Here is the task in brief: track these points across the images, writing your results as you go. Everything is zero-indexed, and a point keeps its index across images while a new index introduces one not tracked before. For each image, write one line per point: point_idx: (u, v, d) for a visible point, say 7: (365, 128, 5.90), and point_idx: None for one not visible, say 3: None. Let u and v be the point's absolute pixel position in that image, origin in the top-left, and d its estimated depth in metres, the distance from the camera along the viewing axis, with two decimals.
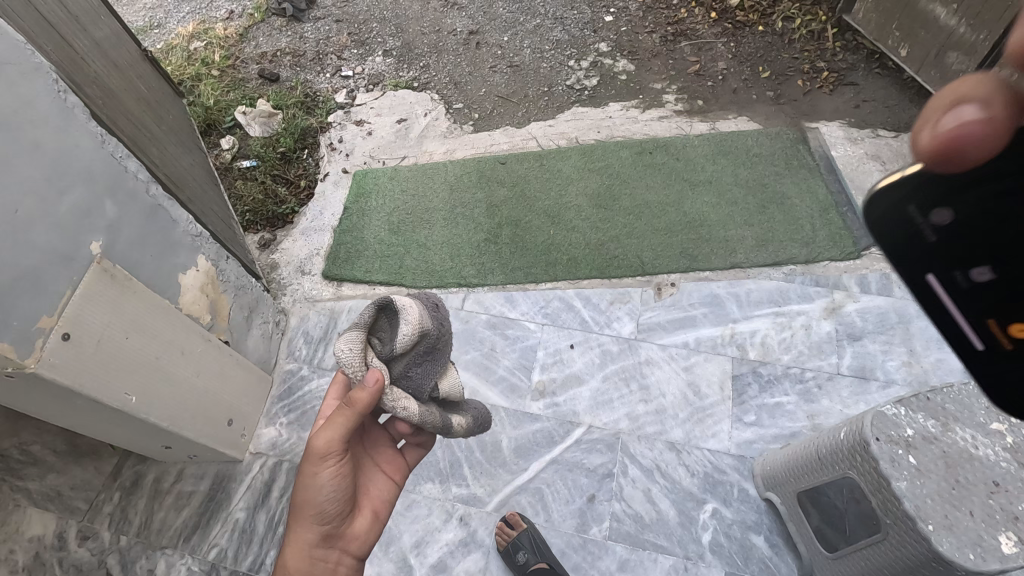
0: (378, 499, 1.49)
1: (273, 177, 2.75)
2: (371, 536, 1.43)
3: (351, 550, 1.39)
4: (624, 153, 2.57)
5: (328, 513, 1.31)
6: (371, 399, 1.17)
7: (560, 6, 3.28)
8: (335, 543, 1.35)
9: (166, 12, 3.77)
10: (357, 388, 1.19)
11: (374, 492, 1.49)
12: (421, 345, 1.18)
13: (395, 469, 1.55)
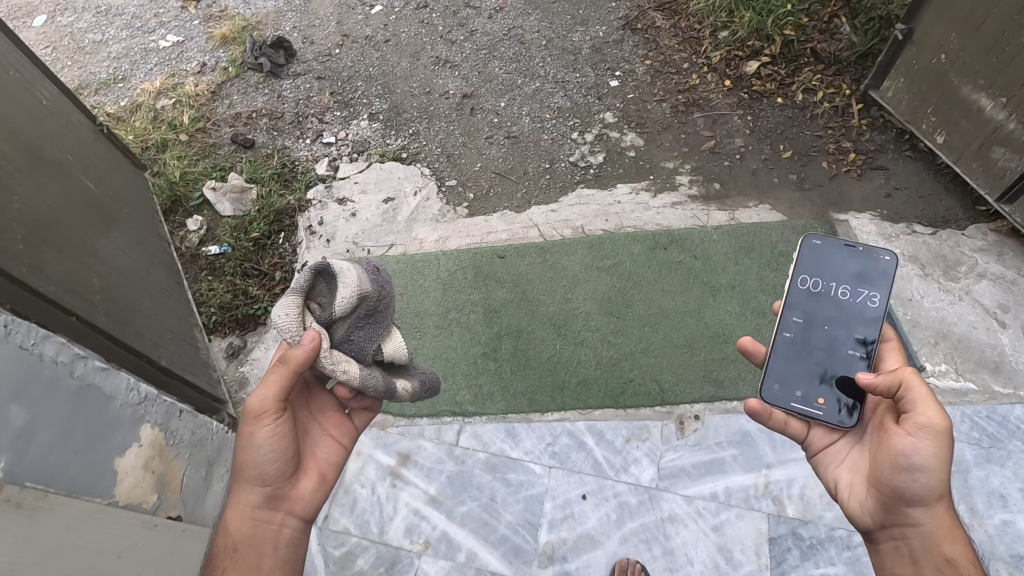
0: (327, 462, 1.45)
1: (244, 267, 2.49)
2: (316, 497, 1.40)
3: (295, 512, 1.36)
4: (636, 248, 2.32)
5: (267, 474, 1.30)
6: (308, 358, 1.20)
7: (560, 67, 3.04)
8: (278, 505, 1.34)
9: (133, 64, 3.49)
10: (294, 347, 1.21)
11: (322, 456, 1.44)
12: (361, 310, 1.23)
13: (345, 432, 1.49)
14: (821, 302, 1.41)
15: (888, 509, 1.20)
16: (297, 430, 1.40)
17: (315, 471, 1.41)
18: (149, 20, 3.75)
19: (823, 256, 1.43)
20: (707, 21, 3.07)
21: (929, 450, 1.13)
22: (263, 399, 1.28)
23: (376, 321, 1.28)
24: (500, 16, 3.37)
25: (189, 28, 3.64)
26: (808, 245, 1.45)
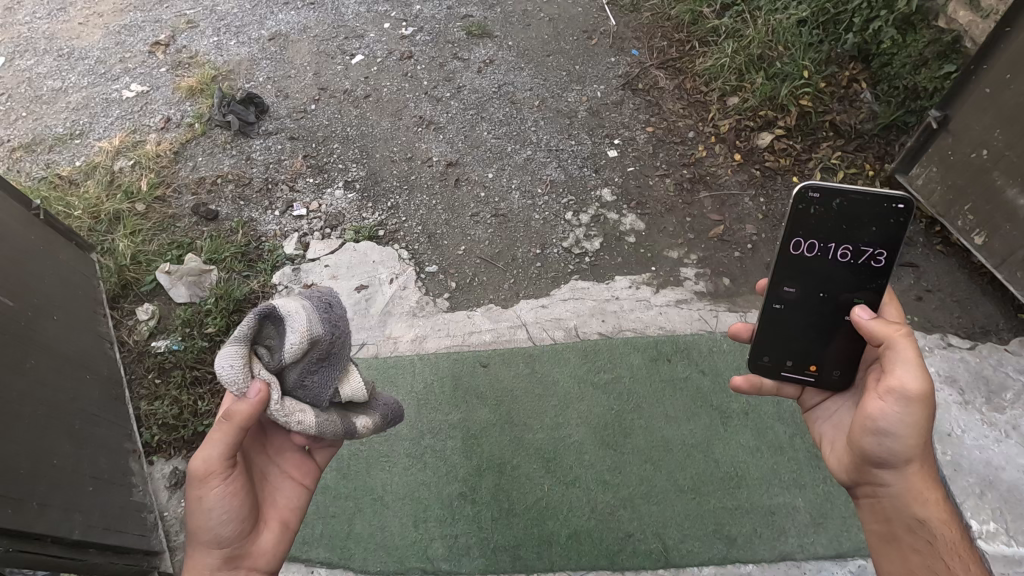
0: (289, 510, 1.41)
1: (196, 370, 2.20)
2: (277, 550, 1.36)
3: (259, 566, 1.32)
4: (636, 358, 2.05)
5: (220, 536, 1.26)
6: (253, 410, 1.18)
7: (554, 133, 2.79)
8: (239, 562, 1.30)
9: (92, 117, 3.22)
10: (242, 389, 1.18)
11: (283, 503, 1.41)
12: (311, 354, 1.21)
13: (305, 474, 1.46)
14: (817, 262, 1.37)
15: (862, 472, 1.33)
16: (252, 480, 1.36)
17: (277, 520, 1.38)
18: (113, 66, 3.49)
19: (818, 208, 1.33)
20: (714, 83, 2.82)
21: (903, 414, 1.22)
22: (207, 457, 1.23)
23: (327, 365, 1.26)
24: (490, 71, 3.12)
25: (156, 76, 3.38)
26: (801, 201, 1.32)
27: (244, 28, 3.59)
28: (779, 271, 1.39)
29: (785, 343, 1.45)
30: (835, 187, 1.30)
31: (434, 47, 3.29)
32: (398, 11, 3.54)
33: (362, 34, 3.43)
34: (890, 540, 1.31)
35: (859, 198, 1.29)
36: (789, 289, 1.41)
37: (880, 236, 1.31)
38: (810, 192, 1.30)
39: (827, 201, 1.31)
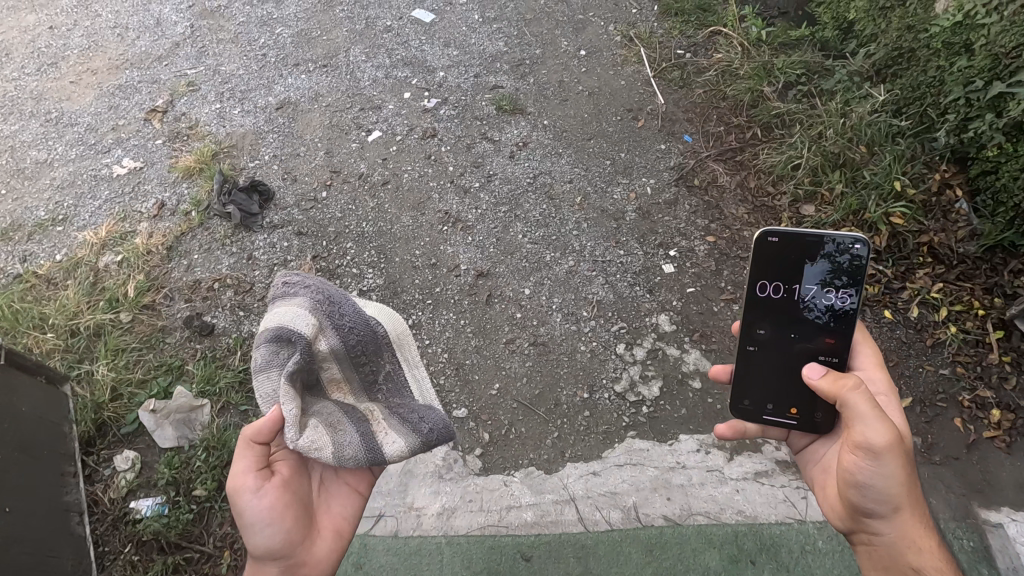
0: (343, 519, 1.39)
1: (185, 550, 1.86)
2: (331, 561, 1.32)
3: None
4: (712, 557, 1.71)
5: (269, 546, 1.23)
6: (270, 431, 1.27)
7: (599, 239, 2.44)
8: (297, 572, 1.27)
9: (79, 198, 2.89)
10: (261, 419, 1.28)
11: (336, 513, 1.38)
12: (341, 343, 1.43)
13: (358, 480, 1.44)
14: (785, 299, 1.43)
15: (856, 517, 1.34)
16: (301, 490, 1.34)
17: (330, 530, 1.35)
18: (104, 136, 3.16)
19: (780, 249, 1.39)
20: (783, 184, 2.47)
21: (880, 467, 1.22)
22: (239, 472, 1.25)
23: (354, 343, 1.45)
24: (524, 156, 2.78)
25: (151, 150, 3.05)
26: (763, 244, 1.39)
27: (249, 93, 3.25)
28: (748, 312, 1.45)
29: (764, 388, 1.47)
30: (792, 233, 1.38)
31: (461, 125, 2.95)
32: (420, 78, 3.20)
33: (380, 105, 3.09)
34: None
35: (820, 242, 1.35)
36: (760, 329, 1.46)
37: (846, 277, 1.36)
38: (769, 236, 1.38)
39: (790, 244, 1.38)
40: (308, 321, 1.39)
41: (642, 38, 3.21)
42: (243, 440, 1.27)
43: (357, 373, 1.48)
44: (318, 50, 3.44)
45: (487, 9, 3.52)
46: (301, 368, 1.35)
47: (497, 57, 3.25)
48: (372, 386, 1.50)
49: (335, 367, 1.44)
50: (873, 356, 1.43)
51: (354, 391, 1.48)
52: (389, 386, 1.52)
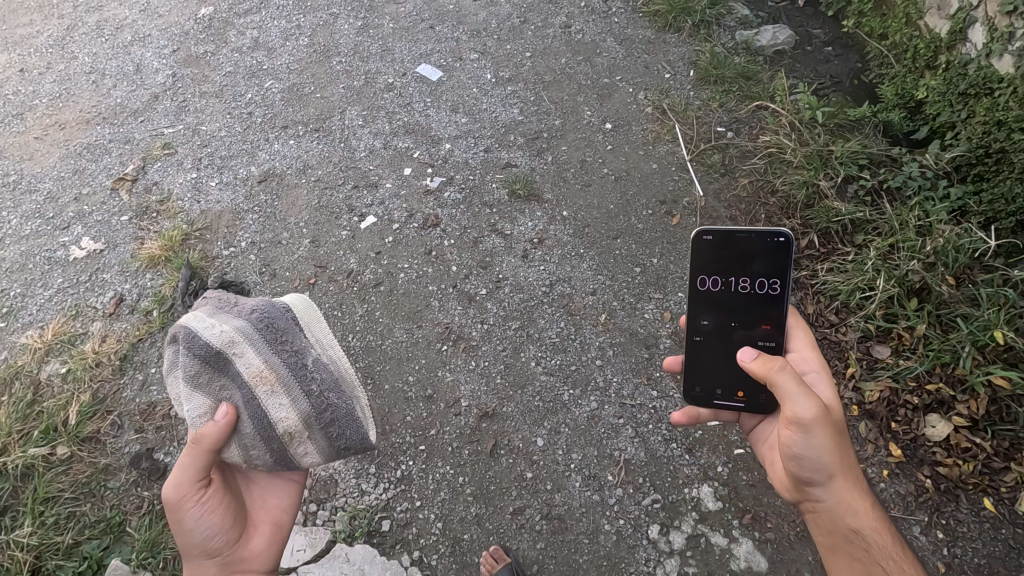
0: (279, 511, 1.55)
1: None
2: (268, 551, 1.48)
3: (254, 569, 1.45)
4: None
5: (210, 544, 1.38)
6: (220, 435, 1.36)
7: (627, 374, 2.05)
8: (234, 567, 1.43)
9: (28, 286, 2.53)
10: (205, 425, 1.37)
11: (272, 505, 1.55)
12: (258, 333, 1.42)
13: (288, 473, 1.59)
14: (719, 291, 1.59)
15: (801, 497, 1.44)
16: (232, 491, 1.49)
17: (266, 522, 1.52)
18: (65, 207, 2.81)
19: (715, 248, 1.56)
20: (851, 312, 2.07)
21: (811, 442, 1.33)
22: (184, 480, 1.36)
23: (262, 326, 1.44)
24: (539, 256, 2.39)
25: (114, 228, 2.69)
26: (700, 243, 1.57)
27: (230, 161, 2.89)
28: (692, 306, 1.61)
29: (710, 376, 1.63)
30: (726, 231, 1.54)
31: (468, 213, 2.57)
32: (423, 150, 2.82)
33: (377, 182, 2.72)
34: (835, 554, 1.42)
35: (748, 235, 1.52)
36: (704, 321, 1.61)
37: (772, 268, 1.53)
38: (704, 235, 1.56)
39: (722, 238, 1.55)
40: (207, 315, 1.42)
41: (676, 110, 2.82)
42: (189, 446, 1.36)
43: (277, 358, 1.43)
44: (310, 110, 3.07)
45: (501, 69, 3.15)
46: (202, 360, 1.39)
47: (510, 128, 2.87)
48: (299, 374, 1.45)
49: (248, 354, 1.40)
50: (809, 340, 1.58)
51: (282, 382, 1.41)
52: (320, 377, 1.47)
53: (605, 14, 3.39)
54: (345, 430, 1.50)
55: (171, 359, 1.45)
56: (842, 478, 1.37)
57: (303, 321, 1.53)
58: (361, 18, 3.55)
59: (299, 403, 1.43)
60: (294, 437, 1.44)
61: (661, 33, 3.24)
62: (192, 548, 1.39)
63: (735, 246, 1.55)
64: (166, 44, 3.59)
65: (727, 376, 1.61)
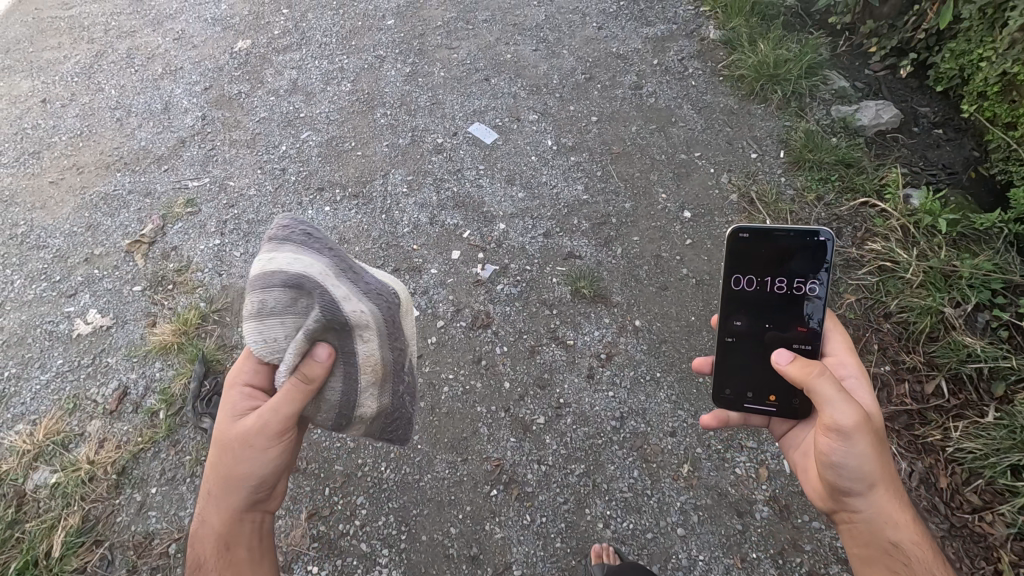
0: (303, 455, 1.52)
1: None
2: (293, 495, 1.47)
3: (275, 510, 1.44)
4: None
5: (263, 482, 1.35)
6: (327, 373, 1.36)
7: (717, 551, 1.69)
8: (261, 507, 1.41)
9: (25, 366, 2.25)
10: (309, 368, 1.35)
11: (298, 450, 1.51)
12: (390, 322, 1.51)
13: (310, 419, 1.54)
14: (754, 291, 1.53)
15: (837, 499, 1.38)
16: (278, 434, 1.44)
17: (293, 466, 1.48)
18: (75, 269, 2.53)
19: (748, 246, 1.50)
20: (997, 495, 1.69)
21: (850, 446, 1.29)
22: (284, 416, 1.33)
23: (388, 318, 1.50)
24: (607, 378, 2.05)
25: (124, 300, 2.40)
26: (734, 241, 1.50)
27: (258, 227, 2.59)
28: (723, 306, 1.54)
29: (742, 378, 1.56)
30: (762, 228, 1.48)
31: (524, 313, 2.23)
32: (474, 229, 2.49)
33: (421, 267, 2.40)
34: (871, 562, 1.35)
35: (786, 235, 1.46)
36: (737, 321, 1.56)
37: (812, 265, 1.46)
38: (740, 232, 1.49)
39: (759, 238, 1.49)
40: (340, 284, 1.42)
41: (765, 199, 2.47)
42: (293, 384, 1.34)
43: (388, 352, 1.51)
44: (349, 170, 2.76)
45: (564, 134, 2.82)
46: (328, 327, 1.37)
47: (574, 208, 2.53)
48: (393, 372, 1.57)
49: (373, 343, 1.46)
50: (846, 342, 1.52)
51: (382, 377, 1.52)
52: (400, 377, 1.61)
53: (680, 75, 3.04)
54: (399, 429, 1.70)
55: (268, 293, 1.36)
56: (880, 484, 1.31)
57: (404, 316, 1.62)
58: (409, 63, 3.24)
59: (380, 395, 1.55)
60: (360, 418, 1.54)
61: (745, 101, 2.88)
62: (240, 477, 1.35)
63: (773, 244, 1.49)
64: (198, 80, 3.33)
65: (755, 375, 1.55)
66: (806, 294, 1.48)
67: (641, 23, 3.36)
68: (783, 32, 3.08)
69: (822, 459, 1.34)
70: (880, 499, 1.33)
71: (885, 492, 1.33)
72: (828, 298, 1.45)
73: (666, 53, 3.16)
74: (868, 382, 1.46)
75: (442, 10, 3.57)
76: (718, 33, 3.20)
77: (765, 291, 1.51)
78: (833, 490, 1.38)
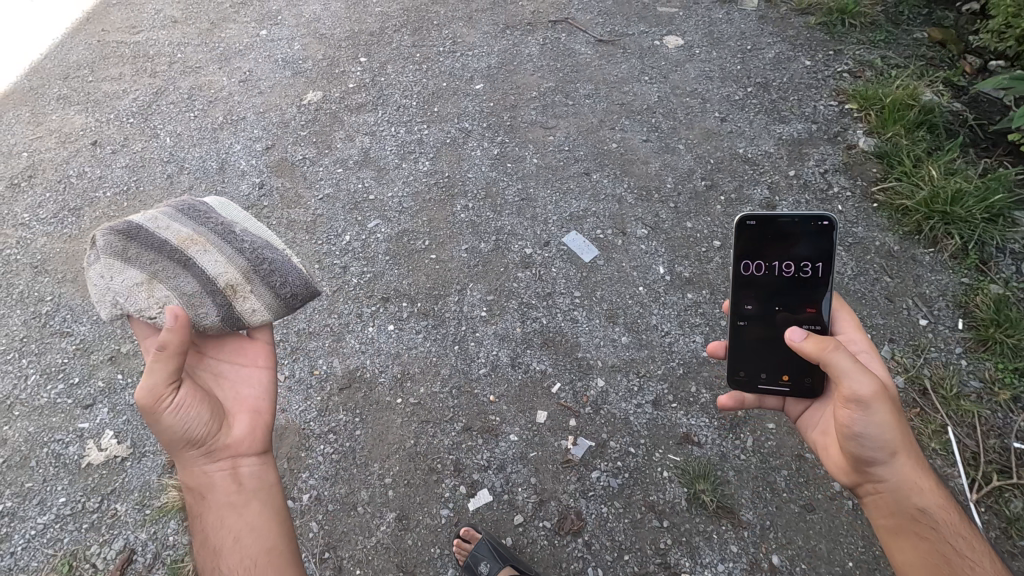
0: (255, 395, 1.42)
1: None
2: (253, 435, 1.38)
3: (240, 453, 1.37)
4: None
5: (194, 435, 1.29)
6: (179, 335, 1.20)
7: None
8: (218, 454, 1.34)
9: (23, 500, 1.90)
10: (161, 335, 1.20)
11: (247, 394, 1.42)
12: (187, 210, 1.55)
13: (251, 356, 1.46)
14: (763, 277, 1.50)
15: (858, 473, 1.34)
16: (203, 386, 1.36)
17: (244, 411, 1.39)
18: (96, 369, 2.18)
19: (757, 236, 1.48)
20: None
21: (870, 415, 1.24)
22: (156, 378, 1.23)
23: (187, 208, 1.56)
24: None
25: (145, 423, 2.03)
26: (741, 229, 1.48)
27: (308, 342, 2.19)
28: (733, 291, 1.52)
29: (754, 359, 1.54)
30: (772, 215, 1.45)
31: (625, 520, 1.75)
32: (566, 383, 2.03)
33: (498, 430, 1.95)
34: (898, 533, 1.31)
35: (793, 219, 1.43)
36: (746, 305, 1.52)
37: (816, 251, 1.44)
38: (747, 219, 1.46)
39: (766, 223, 1.46)
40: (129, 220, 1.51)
41: (944, 391, 1.92)
42: (156, 355, 1.22)
43: (204, 228, 1.53)
44: (420, 278, 2.34)
45: (679, 260, 2.33)
46: (123, 237, 1.46)
47: (691, 368, 2.05)
48: (228, 237, 1.53)
49: (172, 226, 1.50)
50: (852, 320, 1.51)
51: (211, 241, 1.51)
52: (238, 237, 1.55)
53: (822, 194, 2.52)
54: (287, 280, 1.54)
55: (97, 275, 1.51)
56: (903, 452, 1.28)
57: (218, 206, 1.62)
58: (498, 142, 2.81)
59: (233, 258, 1.51)
60: (237, 289, 1.47)
61: (907, 241, 2.34)
62: (172, 441, 1.28)
63: (776, 231, 1.46)
64: (260, 135, 2.97)
65: (768, 355, 1.52)
66: (812, 276, 1.45)
67: (773, 117, 2.85)
68: (958, 155, 2.53)
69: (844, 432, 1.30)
70: (902, 465, 1.29)
71: (906, 458, 1.30)
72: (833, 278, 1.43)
73: (805, 162, 2.64)
74: (878, 357, 1.46)
75: (538, 77, 3.13)
76: (871, 142, 2.66)
77: (774, 276, 1.48)
78: (857, 465, 1.33)
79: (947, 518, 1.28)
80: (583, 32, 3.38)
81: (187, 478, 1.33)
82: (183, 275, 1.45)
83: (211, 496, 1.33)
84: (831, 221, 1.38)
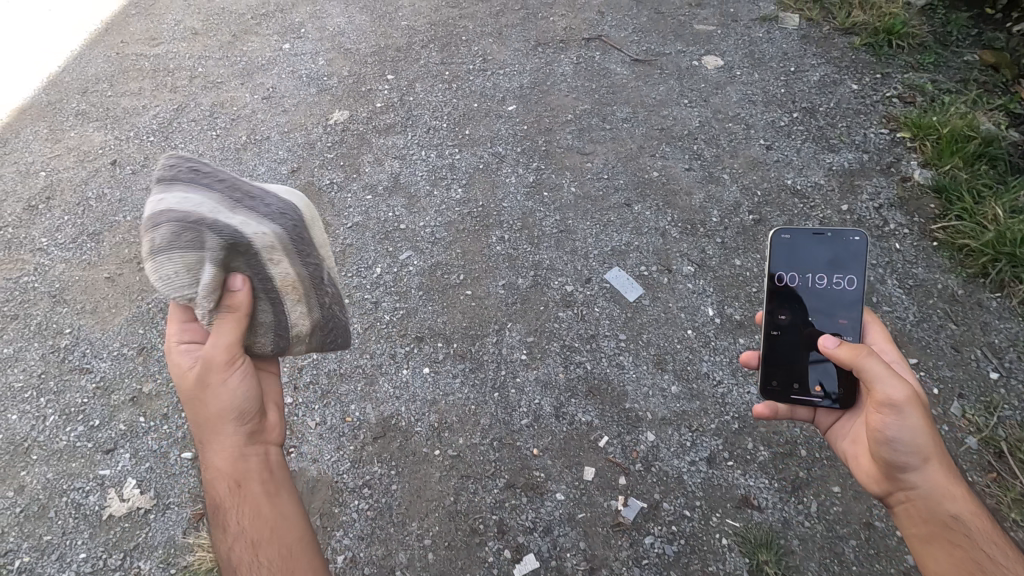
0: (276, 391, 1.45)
1: None
2: (279, 425, 1.39)
3: (271, 442, 1.36)
4: None
5: (247, 411, 1.30)
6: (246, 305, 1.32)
7: None
8: (257, 438, 1.33)
9: (42, 555, 1.80)
10: (232, 298, 1.32)
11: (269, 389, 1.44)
12: (297, 235, 1.44)
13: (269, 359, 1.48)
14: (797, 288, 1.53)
15: (890, 479, 1.33)
16: None
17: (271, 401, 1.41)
18: (117, 410, 2.07)
19: (793, 247, 1.53)
20: None
21: (903, 419, 1.25)
22: (224, 347, 1.29)
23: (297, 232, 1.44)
24: None
25: (169, 472, 1.92)
26: (777, 242, 1.54)
27: (339, 385, 2.08)
28: (767, 301, 1.54)
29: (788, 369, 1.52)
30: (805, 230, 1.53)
31: None
32: (614, 437, 1.92)
33: (543, 487, 1.83)
34: (931, 541, 1.27)
35: (827, 235, 1.51)
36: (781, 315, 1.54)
37: (848, 263, 1.49)
38: (781, 234, 1.54)
39: (800, 237, 1.53)
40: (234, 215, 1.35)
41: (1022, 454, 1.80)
42: (223, 319, 1.30)
43: (303, 266, 1.44)
44: (455, 316, 2.23)
45: (728, 301, 2.21)
46: (234, 249, 1.32)
47: (747, 422, 1.93)
48: (317, 285, 1.47)
49: (284, 262, 1.39)
50: (885, 333, 1.52)
51: (307, 292, 1.44)
52: (326, 288, 1.50)
53: (878, 230, 2.39)
54: (339, 340, 1.56)
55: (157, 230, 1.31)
56: (936, 458, 1.26)
57: (312, 227, 1.51)
58: (534, 169, 2.70)
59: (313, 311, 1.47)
60: (301, 338, 1.46)
61: (971, 284, 2.22)
62: (224, 414, 1.28)
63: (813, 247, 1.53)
64: (285, 157, 2.87)
65: (803, 361, 1.50)
66: (845, 287, 1.48)
67: (821, 146, 2.72)
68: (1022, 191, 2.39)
69: (874, 436, 1.30)
70: (935, 472, 1.27)
71: (940, 465, 1.28)
72: (865, 289, 1.47)
73: (858, 195, 2.51)
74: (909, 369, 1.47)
75: (573, 98, 3.01)
76: (928, 175, 2.53)
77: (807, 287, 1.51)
78: (888, 470, 1.32)
79: (984, 526, 1.24)
80: (618, 50, 3.26)
81: (224, 466, 1.27)
82: (267, 311, 1.38)
83: (248, 484, 1.28)
84: (867, 242, 1.46)
